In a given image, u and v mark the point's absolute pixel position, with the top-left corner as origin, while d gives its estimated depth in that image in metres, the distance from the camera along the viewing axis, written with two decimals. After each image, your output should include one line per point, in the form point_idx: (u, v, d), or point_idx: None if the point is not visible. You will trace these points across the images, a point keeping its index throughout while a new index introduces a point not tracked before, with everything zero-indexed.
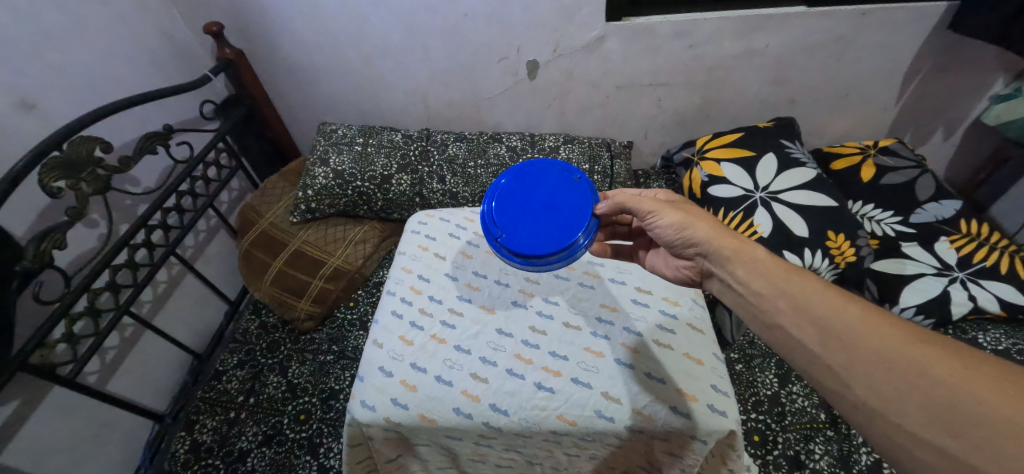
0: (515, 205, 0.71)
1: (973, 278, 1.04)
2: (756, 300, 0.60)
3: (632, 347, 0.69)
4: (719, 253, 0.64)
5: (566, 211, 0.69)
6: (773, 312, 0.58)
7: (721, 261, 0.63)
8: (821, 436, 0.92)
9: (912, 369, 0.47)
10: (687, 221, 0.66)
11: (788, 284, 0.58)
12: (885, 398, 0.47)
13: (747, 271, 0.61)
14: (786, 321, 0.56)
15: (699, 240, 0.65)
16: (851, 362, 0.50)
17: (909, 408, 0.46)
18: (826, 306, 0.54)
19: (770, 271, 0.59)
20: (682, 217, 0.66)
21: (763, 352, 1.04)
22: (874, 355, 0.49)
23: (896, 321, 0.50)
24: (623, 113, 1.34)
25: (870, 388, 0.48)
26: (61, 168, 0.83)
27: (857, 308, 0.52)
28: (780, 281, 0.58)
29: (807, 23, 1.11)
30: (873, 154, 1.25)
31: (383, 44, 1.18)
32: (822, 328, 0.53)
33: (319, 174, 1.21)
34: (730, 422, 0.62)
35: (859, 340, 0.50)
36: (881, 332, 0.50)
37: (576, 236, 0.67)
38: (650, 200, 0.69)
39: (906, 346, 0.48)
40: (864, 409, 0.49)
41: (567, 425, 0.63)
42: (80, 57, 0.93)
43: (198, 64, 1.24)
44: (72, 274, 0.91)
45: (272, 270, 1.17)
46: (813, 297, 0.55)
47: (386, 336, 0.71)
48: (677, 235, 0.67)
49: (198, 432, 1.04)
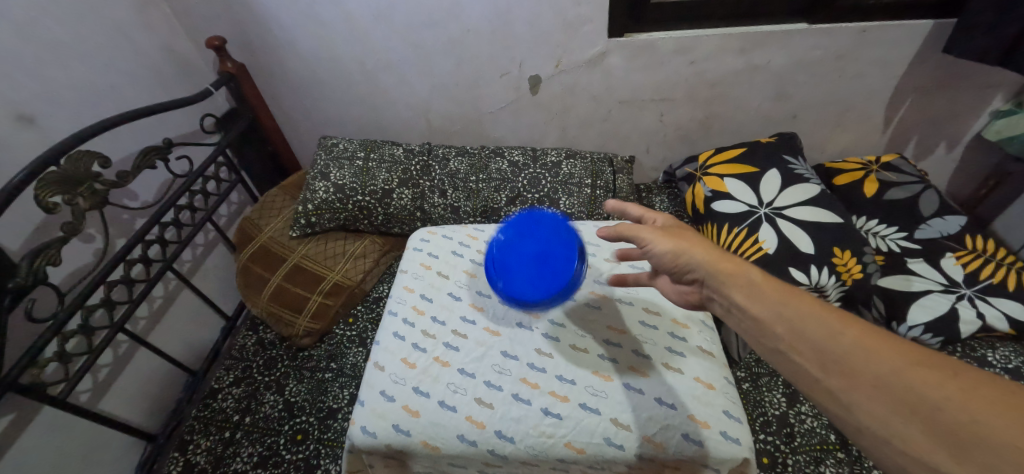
0: (517, 232, 0.74)
1: (981, 295, 1.03)
2: (754, 325, 0.57)
3: (641, 371, 0.67)
4: (715, 279, 0.62)
5: (551, 269, 0.72)
6: (772, 338, 0.55)
7: (717, 288, 0.62)
8: (832, 458, 0.90)
9: (911, 393, 0.45)
10: (681, 249, 0.65)
11: (785, 307, 0.56)
12: (889, 424, 0.45)
13: (747, 295, 0.59)
14: (787, 346, 0.54)
15: (693, 267, 0.64)
16: (852, 387, 0.48)
17: (914, 434, 0.44)
18: (823, 332, 0.52)
19: (768, 295, 0.57)
20: (676, 245, 0.65)
21: (771, 371, 1.02)
22: (872, 380, 0.47)
23: (892, 343, 0.48)
24: (625, 128, 1.34)
25: (874, 413, 0.46)
26: (58, 183, 0.82)
27: (855, 331, 0.50)
28: (775, 303, 0.56)
29: (808, 40, 1.12)
30: (875, 170, 1.25)
31: (386, 58, 1.18)
32: (820, 353, 0.51)
33: (320, 188, 1.20)
34: (744, 450, 0.60)
35: (856, 364, 0.48)
36: (878, 357, 0.48)
37: (539, 300, 0.72)
38: (648, 227, 0.68)
39: (903, 369, 0.46)
40: (869, 435, 0.46)
41: (575, 453, 0.61)
42: (80, 70, 0.93)
43: (200, 78, 1.23)
44: (67, 290, 0.89)
45: (270, 287, 1.15)
46: (810, 321, 0.53)
47: (387, 358, 0.69)
48: (673, 262, 0.66)
49: (191, 453, 1.00)
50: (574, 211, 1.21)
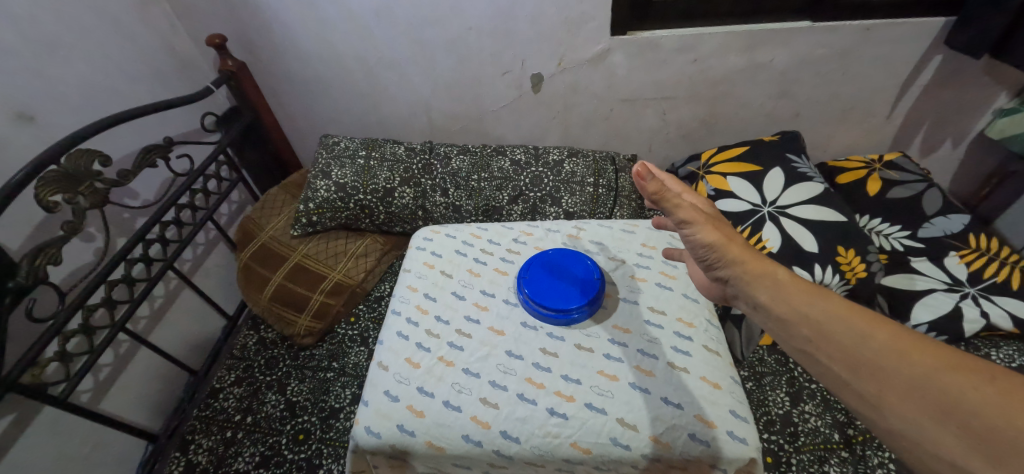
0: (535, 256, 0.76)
1: (985, 294, 1.02)
2: (778, 326, 0.55)
3: (648, 370, 0.65)
4: (742, 278, 0.59)
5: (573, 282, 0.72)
6: (799, 339, 0.53)
7: (743, 286, 0.59)
8: (835, 458, 0.90)
9: (944, 396, 0.42)
10: (720, 245, 0.61)
11: (810, 307, 0.53)
12: (920, 426, 0.42)
13: (770, 296, 0.56)
14: (813, 347, 0.51)
15: (728, 263, 0.60)
16: (882, 391, 0.45)
17: (946, 438, 0.41)
18: (850, 333, 0.49)
19: (793, 296, 0.55)
20: (718, 240, 0.60)
21: (774, 370, 1.02)
22: (903, 383, 0.44)
23: (925, 343, 0.45)
24: (627, 127, 1.34)
25: (904, 419, 0.43)
26: (59, 181, 0.81)
27: (887, 333, 0.47)
28: (801, 305, 0.54)
29: (812, 38, 1.11)
30: (878, 168, 1.25)
31: (388, 56, 1.18)
32: (848, 354, 0.48)
33: (321, 186, 1.19)
34: (751, 450, 0.59)
35: (884, 366, 0.46)
36: (912, 359, 0.45)
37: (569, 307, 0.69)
38: (691, 210, 0.61)
39: (936, 372, 0.43)
40: (900, 437, 0.44)
41: (581, 454, 0.60)
42: (80, 67, 0.92)
43: (200, 76, 1.22)
44: (67, 290, 0.89)
45: (271, 286, 1.14)
46: (837, 322, 0.50)
47: (391, 359, 0.68)
48: (706, 253, 0.61)
49: (193, 453, 1.00)
50: (576, 209, 1.20)
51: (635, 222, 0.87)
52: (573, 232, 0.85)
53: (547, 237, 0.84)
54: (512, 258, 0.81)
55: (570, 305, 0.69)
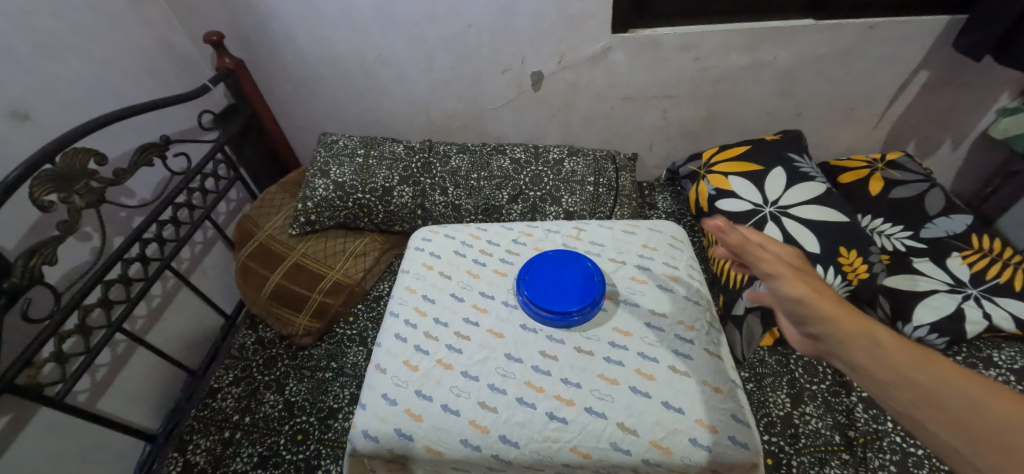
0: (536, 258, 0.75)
1: (987, 295, 1.02)
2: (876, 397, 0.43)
3: (648, 374, 0.65)
4: (836, 339, 0.47)
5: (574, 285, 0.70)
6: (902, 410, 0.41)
7: (837, 345, 0.46)
8: (836, 460, 0.89)
9: None
10: (811, 301, 0.50)
11: (915, 370, 0.41)
12: None
13: (866, 357, 0.44)
14: (923, 422, 0.39)
15: (822, 322, 0.48)
16: None
17: None
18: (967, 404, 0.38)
19: (892, 355, 0.43)
20: (806, 292, 0.50)
21: (774, 371, 1.02)
22: None
23: None
24: (628, 125, 1.33)
25: None
26: (53, 181, 0.80)
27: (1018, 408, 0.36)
28: (896, 363, 0.42)
29: (815, 36, 1.10)
30: (881, 168, 1.24)
31: (386, 54, 1.17)
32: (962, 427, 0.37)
33: (319, 185, 1.18)
34: (753, 455, 0.59)
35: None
36: None
37: (569, 309, 0.67)
38: (772, 260, 0.54)
39: None
40: None
41: (580, 458, 0.59)
42: (75, 65, 0.91)
43: (197, 73, 1.21)
44: (63, 290, 0.88)
45: (269, 285, 1.14)
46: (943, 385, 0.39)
47: (390, 361, 0.68)
48: (795, 308, 0.51)
49: (191, 453, 0.99)
50: (577, 208, 1.19)
51: (636, 223, 0.87)
52: (573, 233, 0.84)
53: (547, 238, 0.83)
54: (512, 259, 0.80)
55: (570, 308, 0.67)
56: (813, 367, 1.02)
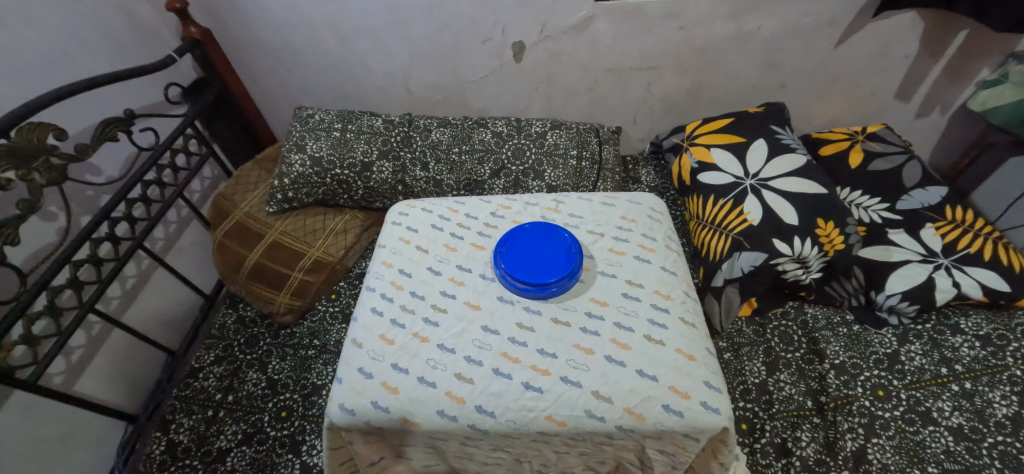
0: (519, 231, 0.74)
1: (957, 264, 1.04)
2: None
3: (623, 343, 0.65)
4: None
5: (554, 256, 0.70)
6: None
7: None
8: (808, 423, 0.93)
9: None
10: None
11: None
12: None
13: None
14: None
15: None
16: None
17: None
18: None
19: None
20: None
21: (752, 340, 1.04)
22: None
23: None
24: (612, 98, 1.31)
25: None
26: (9, 156, 0.76)
27: None
28: None
29: (800, 6, 1.09)
30: (861, 140, 1.25)
31: (361, 23, 1.12)
32: None
33: (296, 160, 1.15)
34: (723, 420, 0.60)
35: None
36: None
37: (550, 278, 0.67)
38: None
39: None
40: None
41: (556, 426, 0.60)
42: (25, 34, 0.85)
43: (163, 44, 1.16)
44: (29, 271, 0.86)
45: (247, 264, 1.11)
46: None
47: (365, 336, 0.67)
48: None
49: (174, 433, 0.99)
50: (559, 183, 1.17)
51: (615, 195, 0.86)
52: (552, 205, 0.84)
53: (526, 211, 0.83)
54: (489, 232, 0.79)
55: (548, 279, 0.67)
56: (789, 336, 1.04)
